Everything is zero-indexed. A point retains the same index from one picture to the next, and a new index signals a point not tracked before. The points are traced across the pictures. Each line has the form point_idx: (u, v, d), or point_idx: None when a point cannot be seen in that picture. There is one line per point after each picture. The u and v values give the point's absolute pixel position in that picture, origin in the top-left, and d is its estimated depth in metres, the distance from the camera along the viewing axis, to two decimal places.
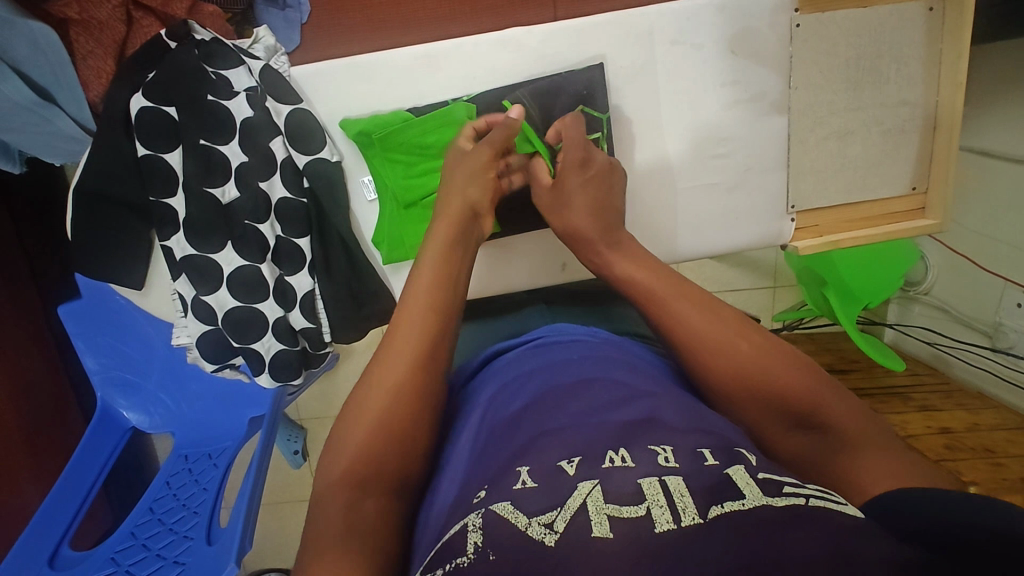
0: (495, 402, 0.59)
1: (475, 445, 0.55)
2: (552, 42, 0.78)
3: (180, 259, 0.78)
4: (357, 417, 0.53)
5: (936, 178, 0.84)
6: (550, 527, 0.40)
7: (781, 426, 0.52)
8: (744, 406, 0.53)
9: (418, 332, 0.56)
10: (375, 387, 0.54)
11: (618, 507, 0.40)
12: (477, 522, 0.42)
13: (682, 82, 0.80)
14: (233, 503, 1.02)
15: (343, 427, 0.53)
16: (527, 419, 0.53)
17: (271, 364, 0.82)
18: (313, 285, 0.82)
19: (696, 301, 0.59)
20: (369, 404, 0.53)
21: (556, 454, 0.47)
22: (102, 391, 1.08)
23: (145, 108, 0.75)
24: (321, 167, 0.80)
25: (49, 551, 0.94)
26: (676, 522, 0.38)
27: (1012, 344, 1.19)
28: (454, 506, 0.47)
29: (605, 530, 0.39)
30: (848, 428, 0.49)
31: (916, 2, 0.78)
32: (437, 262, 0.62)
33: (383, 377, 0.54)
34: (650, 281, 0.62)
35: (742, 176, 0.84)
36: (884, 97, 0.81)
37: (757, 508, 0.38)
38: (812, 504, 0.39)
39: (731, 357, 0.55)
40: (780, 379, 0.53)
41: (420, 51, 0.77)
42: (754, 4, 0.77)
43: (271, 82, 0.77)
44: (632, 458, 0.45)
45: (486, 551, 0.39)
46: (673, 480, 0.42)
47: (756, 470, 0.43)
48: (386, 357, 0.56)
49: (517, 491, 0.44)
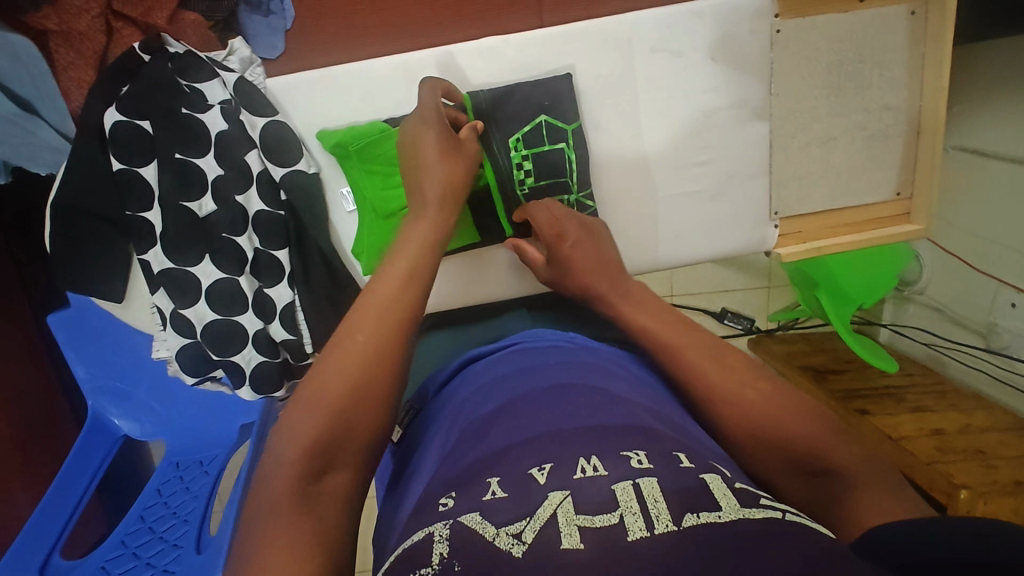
0: (468, 412, 0.58)
1: (443, 452, 0.55)
2: (531, 50, 0.77)
3: (157, 273, 0.77)
4: (323, 379, 0.48)
5: (921, 183, 0.83)
6: (518, 538, 0.39)
7: (790, 475, 0.49)
8: (754, 452, 0.51)
9: (393, 303, 0.52)
10: (343, 352, 0.49)
11: (590, 517, 0.40)
12: (444, 533, 0.41)
13: (662, 91, 0.79)
14: (223, 509, 1.02)
15: (303, 395, 0.48)
16: (501, 433, 0.52)
17: (252, 377, 0.81)
18: (292, 297, 0.82)
19: (714, 356, 0.57)
20: (329, 373, 0.48)
21: (529, 461, 0.47)
22: (91, 400, 1.08)
23: (119, 122, 0.74)
24: (298, 179, 0.80)
25: (40, 561, 0.93)
26: (650, 529, 0.38)
27: (1006, 345, 1.19)
28: (419, 515, 0.47)
29: (575, 541, 0.38)
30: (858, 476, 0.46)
31: (898, 6, 0.77)
32: (424, 234, 0.59)
33: (356, 337, 0.50)
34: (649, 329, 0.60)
35: (725, 183, 0.83)
36: (868, 101, 0.80)
37: (732, 521, 0.38)
38: (790, 518, 0.39)
39: (745, 408, 0.53)
40: (794, 428, 0.50)
41: (395, 62, 0.77)
42: (734, 10, 0.76)
43: (246, 95, 0.77)
44: (605, 466, 0.45)
45: (452, 562, 0.38)
46: (647, 483, 0.42)
47: (732, 480, 0.44)
48: (358, 321, 0.51)
49: (487, 502, 0.43)
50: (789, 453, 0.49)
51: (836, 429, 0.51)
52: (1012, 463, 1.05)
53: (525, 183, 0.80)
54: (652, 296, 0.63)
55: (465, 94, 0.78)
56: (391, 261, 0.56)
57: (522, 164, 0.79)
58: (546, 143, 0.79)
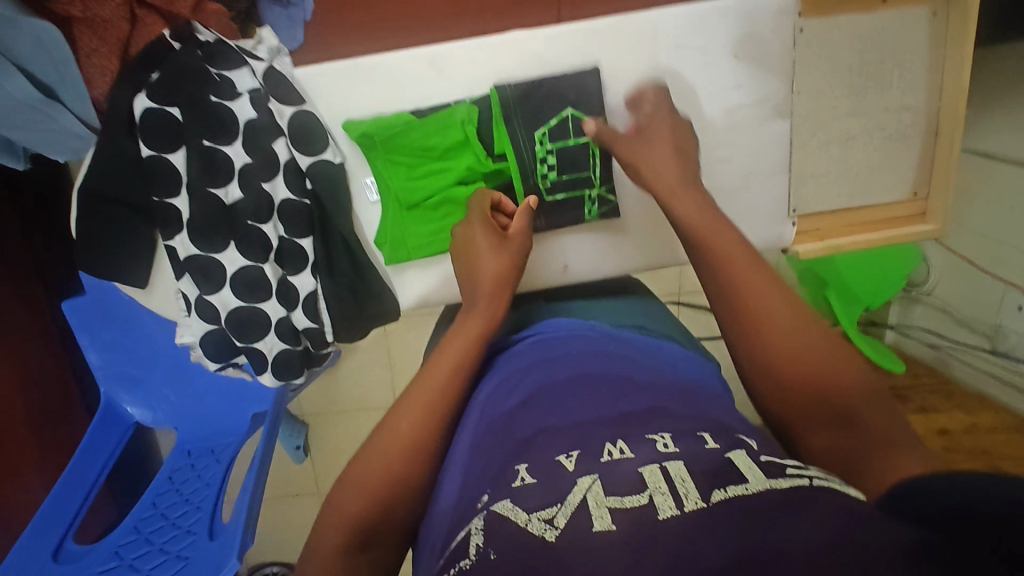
0: (490, 402, 0.59)
1: (473, 444, 0.55)
2: (555, 44, 0.78)
3: (184, 259, 0.78)
4: (381, 448, 0.56)
5: (936, 185, 0.84)
6: (550, 523, 0.40)
7: (816, 424, 0.51)
8: (778, 396, 0.54)
9: (438, 401, 0.59)
10: (391, 438, 0.57)
11: (620, 499, 0.41)
12: (480, 525, 0.43)
13: (685, 87, 0.80)
14: (235, 499, 1.03)
15: (354, 471, 0.56)
16: (523, 415, 0.54)
17: (274, 363, 0.82)
18: (315, 286, 0.82)
19: (770, 294, 0.58)
20: (379, 454, 0.56)
21: (555, 448, 0.48)
22: (105, 386, 1.09)
23: (150, 109, 0.74)
24: (324, 168, 0.80)
25: (55, 544, 0.96)
26: (679, 508, 0.39)
27: (1013, 347, 1.21)
28: (457, 514, 0.48)
29: (606, 523, 0.39)
30: (883, 436, 0.46)
31: (921, 7, 0.78)
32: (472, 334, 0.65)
33: (423, 391, 0.60)
34: (728, 262, 0.61)
35: (744, 180, 0.84)
36: (887, 102, 0.81)
37: (760, 492, 0.39)
38: (816, 484, 0.40)
39: (792, 353, 0.54)
40: (833, 378, 0.51)
41: (422, 53, 0.77)
42: (758, 8, 0.77)
43: (274, 84, 0.77)
44: (631, 449, 0.46)
45: (488, 551, 0.40)
46: (674, 465, 0.43)
47: (758, 454, 0.44)
48: (407, 409, 0.59)
49: (516, 489, 0.45)
50: (820, 401, 0.51)
51: (878, 392, 0.50)
52: (1015, 461, 1.14)
53: (548, 177, 0.80)
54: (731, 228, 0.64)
55: (491, 87, 0.78)
56: (456, 334, 0.66)
57: (546, 158, 0.80)
58: (567, 138, 0.80)
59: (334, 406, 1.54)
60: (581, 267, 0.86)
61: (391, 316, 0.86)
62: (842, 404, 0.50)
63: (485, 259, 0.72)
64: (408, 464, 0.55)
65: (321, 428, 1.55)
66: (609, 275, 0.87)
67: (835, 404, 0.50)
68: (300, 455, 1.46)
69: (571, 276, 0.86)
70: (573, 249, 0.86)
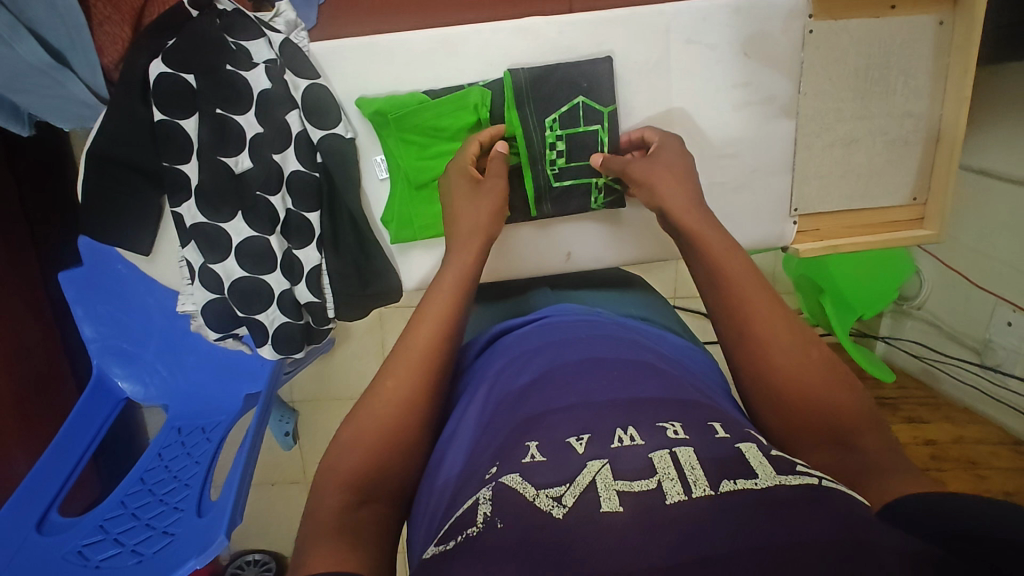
0: (493, 388, 0.60)
1: (479, 424, 0.56)
2: (569, 33, 0.79)
3: (190, 227, 0.78)
4: (377, 408, 0.56)
5: (935, 191, 0.86)
6: (559, 501, 0.41)
7: (815, 446, 0.53)
8: (778, 416, 0.55)
9: (430, 357, 0.60)
10: (385, 397, 0.57)
11: (628, 483, 0.42)
12: (487, 495, 0.44)
13: (695, 82, 0.81)
14: (224, 478, 1.02)
15: (349, 429, 0.56)
16: (526, 398, 0.55)
17: (274, 336, 0.83)
18: (320, 260, 0.83)
19: (775, 321, 0.59)
20: (375, 413, 0.56)
21: (565, 430, 0.49)
22: (97, 359, 1.09)
23: (164, 74, 0.74)
24: (335, 143, 0.80)
25: (37, 516, 0.94)
26: (687, 494, 0.40)
27: (1000, 362, 1.23)
28: (462, 489, 0.49)
29: (614, 504, 0.40)
30: (882, 460, 0.49)
31: (927, 15, 0.79)
32: (459, 280, 0.66)
33: (409, 350, 0.60)
34: (730, 276, 0.63)
35: (749, 176, 0.85)
36: (891, 107, 0.83)
37: (771, 487, 0.40)
38: (825, 485, 0.41)
39: (792, 373, 0.56)
40: (831, 403, 0.54)
41: (437, 34, 0.78)
42: (769, 8, 0.78)
43: (290, 56, 0.77)
44: (641, 436, 0.47)
45: (494, 520, 0.41)
46: (684, 452, 0.44)
47: (768, 450, 0.46)
48: (396, 370, 0.59)
49: (526, 464, 0.45)
50: (820, 424, 0.53)
51: (870, 418, 0.54)
52: (1003, 473, 1.13)
53: (556, 163, 0.81)
54: (731, 242, 0.67)
55: (506, 70, 0.79)
56: (436, 290, 0.65)
57: (555, 143, 0.81)
58: (576, 129, 0.80)
59: (326, 392, 1.54)
60: (576, 253, 0.87)
61: (394, 295, 0.87)
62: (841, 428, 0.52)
63: (465, 214, 0.72)
64: (403, 418, 0.56)
65: (311, 414, 1.54)
66: (610, 265, 0.89)
67: (834, 428, 0.52)
68: (289, 443, 1.44)
69: (564, 263, 0.87)
70: (575, 235, 0.87)
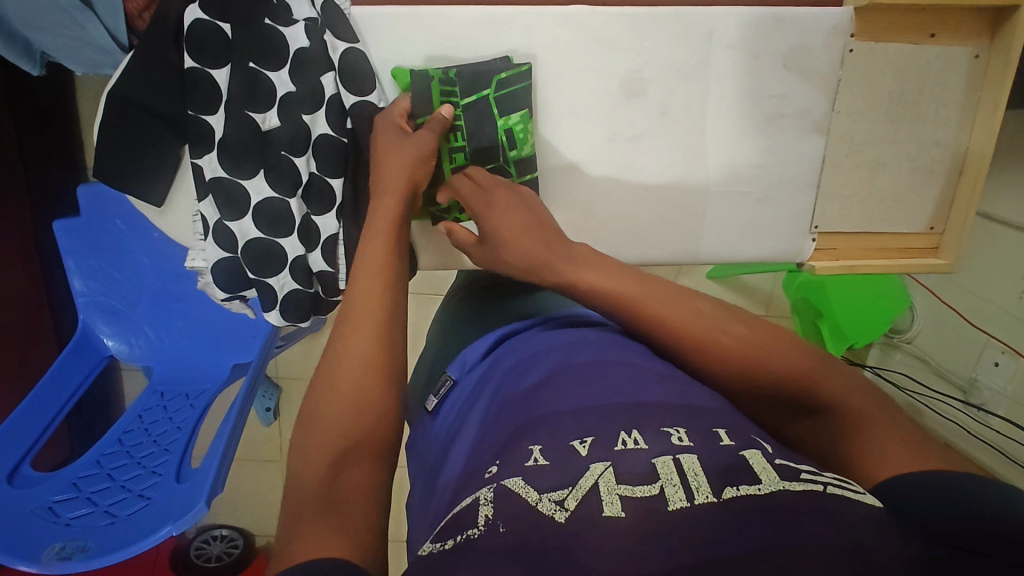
0: (499, 389, 0.58)
1: (484, 423, 0.55)
2: (614, 25, 0.78)
3: (209, 180, 0.77)
4: (341, 373, 0.51)
5: (952, 222, 0.88)
6: (561, 504, 0.40)
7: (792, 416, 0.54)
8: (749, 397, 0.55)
9: (381, 314, 0.55)
10: (341, 360, 0.52)
11: (631, 487, 0.40)
12: (488, 496, 0.41)
13: (733, 87, 0.81)
14: (206, 445, 0.99)
15: (311, 403, 0.51)
16: (529, 401, 0.52)
17: (282, 301, 0.81)
18: (337, 229, 0.82)
19: (667, 295, 0.59)
20: (340, 378, 0.51)
21: (568, 432, 0.46)
22: (84, 314, 1.05)
23: (199, 20, 0.73)
24: (368, 110, 0.79)
25: (9, 467, 0.90)
26: (690, 500, 0.39)
27: (985, 401, 1.26)
28: (465, 486, 0.47)
29: (616, 509, 0.39)
30: (854, 410, 0.50)
31: (964, 47, 0.80)
32: (384, 231, 0.62)
33: (361, 311, 0.55)
34: (598, 265, 0.62)
35: (774, 188, 0.86)
36: (919, 134, 0.84)
37: (773, 493, 0.39)
38: (830, 491, 0.39)
39: (722, 344, 0.56)
40: (783, 361, 0.54)
41: (484, 12, 0.78)
42: (813, 23, 0.79)
43: (331, 18, 0.76)
44: (645, 440, 0.45)
45: (495, 524, 0.39)
46: (687, 459, 0.42)
47: (771, 454, 0.43)
48: (347, 332, 0.53)
49: (528, 468, 0.43)
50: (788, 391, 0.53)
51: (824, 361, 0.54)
52: None
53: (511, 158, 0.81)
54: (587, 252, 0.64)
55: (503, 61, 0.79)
56: (365, 246, 0.60)
57: (511, 130, 0.80)
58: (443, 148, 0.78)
59: None
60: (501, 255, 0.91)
61: None
62: (805, 391, 0.52)
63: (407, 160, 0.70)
64: (378, 381, 0.51)
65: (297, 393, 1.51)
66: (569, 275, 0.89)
67: (799, 392, 0.53)
68: (270, 419, 1.40)
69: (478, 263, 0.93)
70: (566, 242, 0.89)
